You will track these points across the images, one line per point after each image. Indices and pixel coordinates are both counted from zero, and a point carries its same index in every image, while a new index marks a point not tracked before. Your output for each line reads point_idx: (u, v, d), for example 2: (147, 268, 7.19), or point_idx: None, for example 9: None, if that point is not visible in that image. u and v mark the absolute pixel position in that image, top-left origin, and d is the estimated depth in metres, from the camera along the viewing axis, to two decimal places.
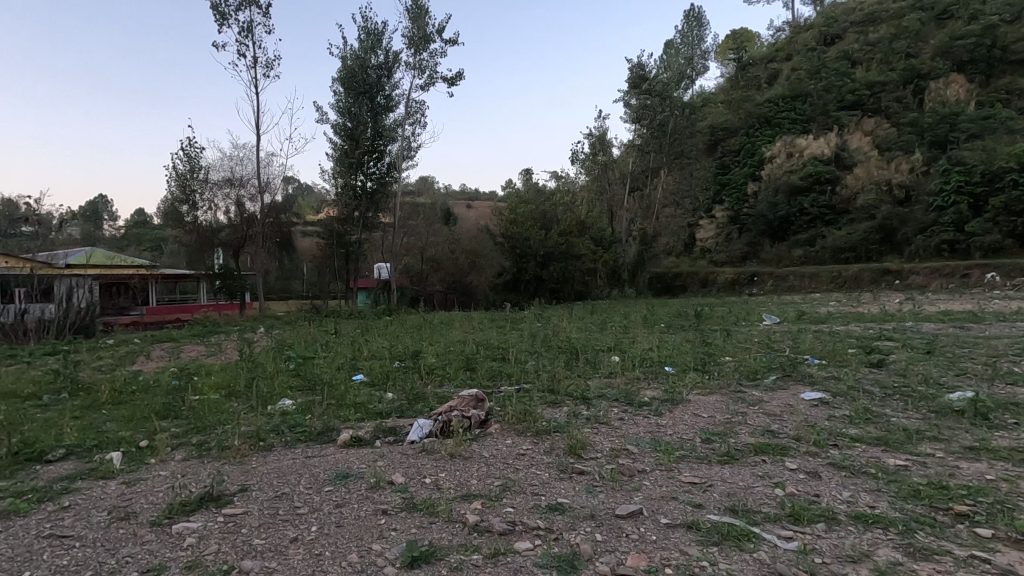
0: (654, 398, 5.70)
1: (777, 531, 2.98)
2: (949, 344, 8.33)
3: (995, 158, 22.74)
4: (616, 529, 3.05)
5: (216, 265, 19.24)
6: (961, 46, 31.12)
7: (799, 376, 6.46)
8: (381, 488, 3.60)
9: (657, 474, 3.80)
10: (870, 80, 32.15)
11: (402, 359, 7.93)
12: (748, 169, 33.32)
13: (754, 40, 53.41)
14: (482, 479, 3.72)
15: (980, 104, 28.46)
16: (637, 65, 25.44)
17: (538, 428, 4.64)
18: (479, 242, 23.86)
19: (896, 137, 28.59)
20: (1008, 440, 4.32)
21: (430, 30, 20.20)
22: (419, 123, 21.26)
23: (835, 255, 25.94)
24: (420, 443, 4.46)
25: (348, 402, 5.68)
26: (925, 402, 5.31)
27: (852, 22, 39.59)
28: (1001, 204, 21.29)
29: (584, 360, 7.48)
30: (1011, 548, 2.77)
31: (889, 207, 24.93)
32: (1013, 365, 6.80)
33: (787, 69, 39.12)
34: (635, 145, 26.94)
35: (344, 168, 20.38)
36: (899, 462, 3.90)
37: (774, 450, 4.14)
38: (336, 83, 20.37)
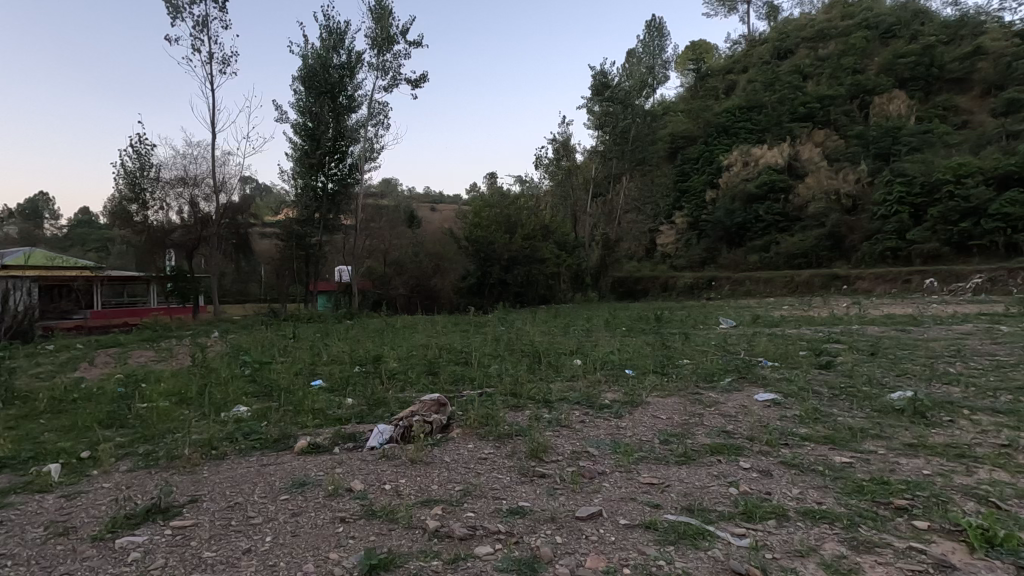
0: (614, 400, 5.80)
1: (731, 529, 3.06)
2: (891, 346, 8.79)
3: (934, 170, 24.09)
4: (576, 531, 3.08)
5: (168, 267, 18.51)
6: (903, 64, 32.89)
7: (753, 378, 6.70)
8: (339, 496, 3.53)
9: (617, 475, 3.86)
10: (820, 94, 33.58)
11: (364, 364, 7.82)
12: (706, 177, 34.26)
13: (712, 52, 55.08)
14: (442, 485, 3.70)
15: (919, 119, 30.11)
16: (600, 73, 25.91)
17: (500, 431, 4.65)
18: (443, 245, 23.76)
19: (844, 148, 29.95)
20: (944, 437, 4.58)
21: (394, 31, 20.01)
22: (382, 125, 21.01)
23: (788, 261, 26.98)
24: (380, 449, 4.41)
25: (306, 408, 5.56)
26: (869, 403, 5.57)
27: (803, 37, 41.32)
28: (939, 214, 22.58)
29: (547, 363, 7.54)
30: (945, 539, 2.93)
31: (838, 215, 26.08)
32: (949, 366, 7.22)
33: (743, 80, 40.47)
34: (598, 151, 27.33)
35: (304, 168, 19.97)
36: (844, 460, 4.08)
37: (728, 450, 4.26)
38: (297, 81, 19.91)
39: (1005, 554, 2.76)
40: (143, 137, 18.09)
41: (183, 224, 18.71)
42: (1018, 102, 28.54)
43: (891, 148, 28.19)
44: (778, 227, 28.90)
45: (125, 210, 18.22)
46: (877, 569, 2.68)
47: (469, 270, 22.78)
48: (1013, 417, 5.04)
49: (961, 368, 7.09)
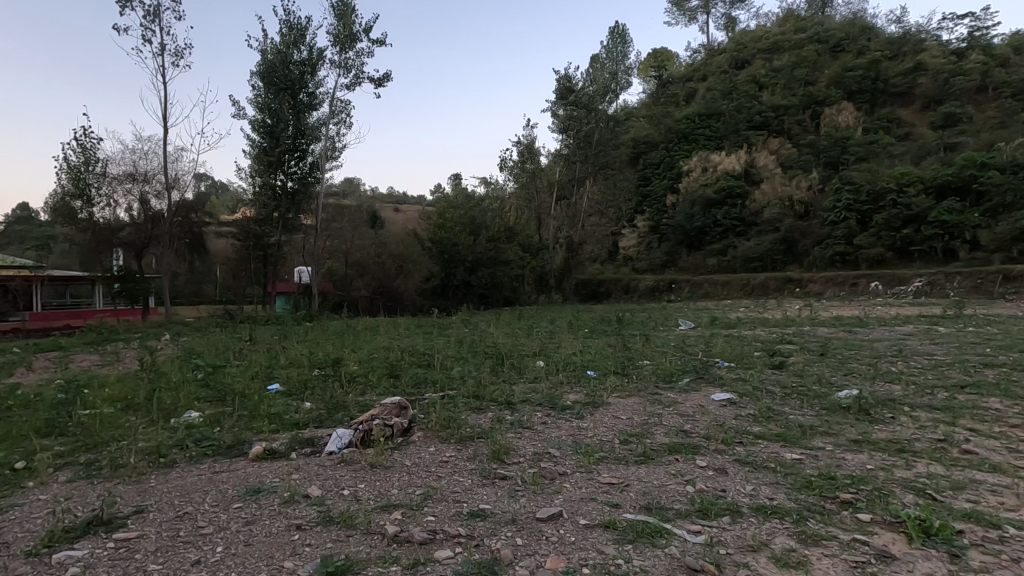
0: (576, 402, 5.85)
1: (686, 526, 3.14)
2: (839, 346, 9.18)
3: (879, 179, 25.29)
4: (537, 532, 3.10)
5: (115, 266, 17.70)
6: (851, 77, 34.48)
7: (710, 378, 6.87)
8: (295, 502, 3.44)
9: (578, 475, 3.89)
10: (775, 104, 34.84)
11: (323, 367, 7.65)
12: (667, 182, 35.04)
13: (673, 59, 56.41)
14: (403, 489, 3.65)
15: (866, 130, 31.59)
16: (564, 77, 26.21)
17: (462, 434, 4.63)
18: (407, 246, 23.54)
19: (797, 156, 31.16)
20: (886, 433, 4.81)
21: (357, 28, 19.68)
22: (344, 123, 20.66)
23: (744, 265, 27.85)
24: (339, 453, 4.32)
25: (262, 413, 5.40)
26: (818, 401, 5.80)
27: (759, 49, 42.85)
28: (884, 221, 23.71)
29: (510, 365, 7.54)
30: (886, 530, 3.08)
31: (791, 221, 27.11)
32: (890, 365, 7.61)
33: (702, 89, 41.61)
34: (562, 155, 27.57)
35: (263, 167, 19.46)
36: (795, 456, 4.23)
37: (685, 448, 4.36)
38: (255, 77, 19.39)
39: (939, 543, 2.92)
40: (88, 130, 17.21)
41: (132, 222, 17.93)
42: (954, 116, 30.31)
43: (840, 157, 29.47)
44: (735, 232, 29.80)
45: (69, 207, 17.32)
46: (824, 562, 2.78)
47: (433, 272, 22.61)
48: (948, 414, 5.34)
49: (901, 366, 7.49)
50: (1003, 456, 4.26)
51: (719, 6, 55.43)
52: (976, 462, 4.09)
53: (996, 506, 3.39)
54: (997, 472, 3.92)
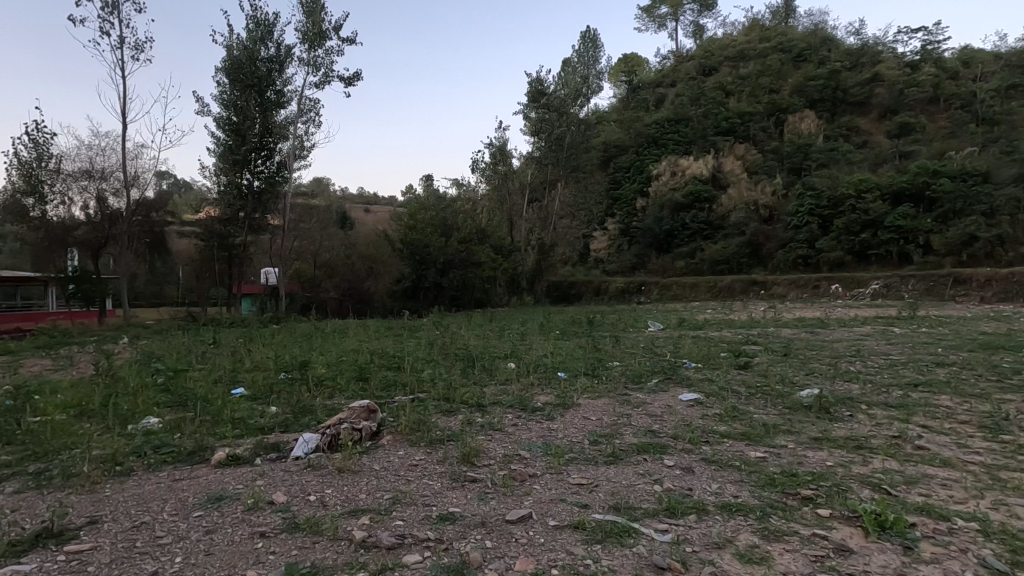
0: (547, 403, 5.88)
1: (655, 525, 3.18)
2: (801, 347, 9.45)
3: (839, 185, 26.18)
4: (506, 534, 3.09)
5: (70, 267, 17.02)
6: (812, 86, 35.65)
7: (678, 379, 6.98)
8: (259, 509, 3.36)
9: (547, 477, 3.90)
10: (740, 110, 35.73)
11: (290, 370, 7.50)
12: (637, 186, 35.54)
13: (644, 65, 57.22)
14: (371, 494, 3.60)
15: (827, 138, 32.68)
16: (536, 80, 26.35)
17: (432, 437, 4.59)
18: (377, 248, 23.29)
19: (761, 162, 32.01)
20: (845, 431, 4.97)
21: (326, 26, 19.39)
22: (313, 122, 20.31)
23: (711, 267, 28.48)
24: (305, 458, 4.24)
25: (225, 418, 5.25)
26: (782, 400, 5.96)
27: (726, 57, 43.90)
28: (844, 226, 24.59)
29: (480, 368, 7.53)
30: (844, 525, 3.18)
31: (756, 225, 27.86)
32: (849, 365, 7.88)
33: (671, 94, 42.36)
34: (534, 157, 27.63)
35: (228, 165, 19.02)
36: (758, 454, 4.34)
37: (653, 448, 4.43)
38: (220, 73, 18.89)
39: (894, 536, 3.03)
40: (41, 124, 16.44)
41: (88, 220, 17.25)
42: (909, 126, 31.64)
43: (802, 163, 30.43)
44: (703, 235, 30.43)
45: (19, 205, 16.53)
46: (785, 556, 2.86)
47: (404, 273, 22.40)
48: (903, 411, 5.56)
49: (859, 366, 7.76)
50: (953, 451, 4.45)
51: (687, 14, 56.56)
52: (928, 457, 4.27)
53: (945, 498, 3.54)
54: (947, 466, 4.10)
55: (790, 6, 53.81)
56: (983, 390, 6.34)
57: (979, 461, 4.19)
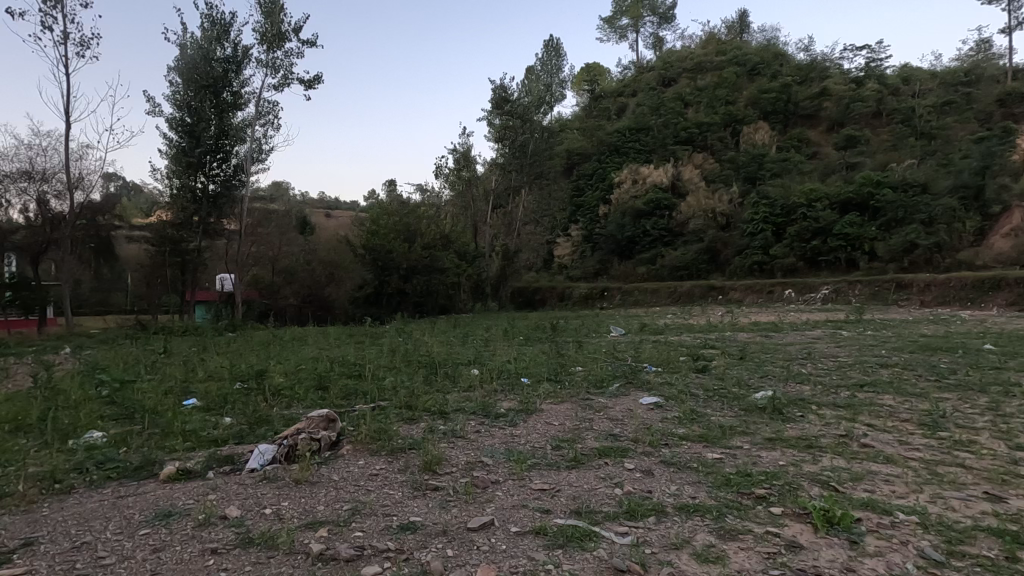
0: (510, 409, 5.88)
1: (614, 528, 3.22)
2: (755, 350, 9.76)
3: (792, 194, 27.26)
4: (467, 542, 3.07)
5: (7, 273, 16.05)
6: (766, 99, 37.04)
7: (639, 383, 7.10)
8: (211, 525, 3.23)
9: (509, 483, 3.90)
10: (698, 120, 36.78)
11: (246, 379, 7.27)
12: (600, 193, 36.13)
13: (605, 74, 58.31)
14: (329, 505, 3.52)
15: (780, 149, 33.96)
16: (500, 87, 26.41)
17: (393, 446, 4.53)
18: (338, 254, 22.88)
19: (718, 171, 33.02)
20: (797, 431, 5.16)
21: (285, 28, 19.02)
22: (272, 125, 19.83)
23: (671, 273, 29.17)
24: (261, 470, 4.11)
25: (175, 430, 5.04)
26: (737, 402, 6.15)
27: (684, 68, 45.20)
28: (797, 233, 25.59)
29: (443, 374, 7.48)
30: (795, 522, 3.29)
31: (714, 232, 28.74)
32: (801, 367, 8.20)
33: (632, 104, 43.25)
34: (498, 164, 27.67)
35: (181, 168, 18.42)
36: (715, 456, 4.46)
37: (615, 452, 4.48)
38: (173, 72, 18.28)
39: (841, 531, 3.16)
40: None
41: (27, 224, 16.30)
42: (855, 138, 33.18)
43: (757, 173, 31.54)
44: (663, 242, 31.12)
45: None
46: (740, 555, 2.94)
47: (366, 280, 22.09)
48: (850, 410, 5.81)
49: (810, 368, 8.08)
50: (896, 448, 4.68)
51: (648, 26, 57.91)
52: (873, 455, 4.48)
53: (888, 494, 3.72)
54: (890, 462, 4.31)
55: (745, 21, 55.82)
56: (922, 389, 6.69)
57: (919, 458, 4.42)
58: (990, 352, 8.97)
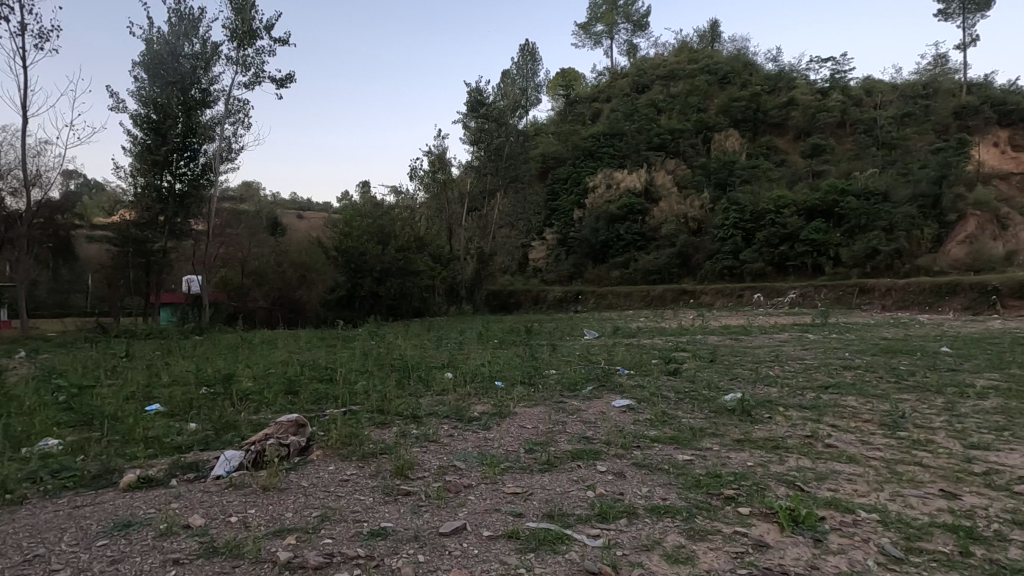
0: (483, 412, 5.86)
1: (586, 531, 3.24)
2: (725, 353, 9.95)
3: (761, 200, 27.94)
4: (439, 547, 3.04)
5: None
6: (736, 107, 37.91)
7: (611, 386, 7.15)
8: (172, 535, 3.13)
9: (482, 487, 3.89)
10: (671, 127, 37.41)
11: (212, 383, 7.08)
12: (574, 197, 36.48)
13: (581, 79, 58.87)
14: (298, 512, 3.45)
15: (749, 156, 34.76)
16: (475, 90, 26.35)
17: (364, 450, 4.46)
18: (310, 256, 22.50)
19: (690, 177, 33.64)
20: (764, 432, 5.28)
21: (257, 25, 18.66)
22: (241, 123, 19.44)
23: (644, 277, 29.57)
24: (227, 477, 4.00)
25: (136, 437, 4.88)
26: (708, 404, 6.26)
27: (657, 76, 45.97)
28: (766, 238, 26.22)
29: (417, 378, 7.41)
30: (762, 522, 3.36)
31: (686, 237, 29.27)
32: (768, 370, 8.38)
33: (607, 109, 43.79)
34: (473, 166, 27.61)
35: (146, 166, 17.91)
36: (686, 457, 4.51)
37: (587, 454, 4.51)
38: (138, 67, 17.76)
39: (806, 530, 3.23)
40: None
41: None
42: (820, 147, 34.17)
43: (727, 179, 32.23)
44: (636, 246, 31.52)
45: None
46: (709, 555, 2.98)
47: (339, 282, 21.80)
48: (815, 412, 5.96)
49: (777, 371, 8.28)
50: (858, 448, 4.82)
51: (622, 33, 58.70)
52: (835, 454, 4.61)
53: (851, 493, 3.82)
54: (852, 462, 4.44)
55: (716, 31, 57.01)
56: (883, 391, 6.93)
57: (880, 456, 4.56)
58: (947, 355, 9.33)
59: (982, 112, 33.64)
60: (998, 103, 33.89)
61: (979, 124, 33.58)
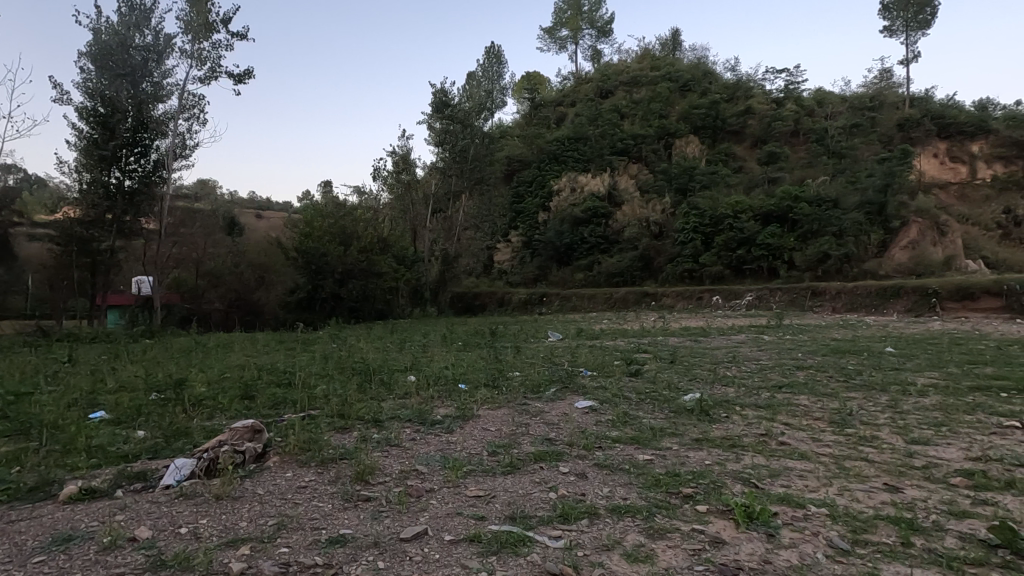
0: (446, 415, 5.82)
1: (548, 532, 3.25)
2: (685, 355, 10.19)
3: (719, 205, 28.75)
4: (399, 553, 3.00)
5: None
6: (696, 114, 38.92)
7: (574, 388, 7.20)
8: (117, 548, 2.98)
9: (444, 491, 3.86)
10: (634, 133, 38.10)
11: (162, 389, 6.79)
12: (539, 200, 36.68)
13: (546, 83, 59.31)
14: (253, 521, 3.34)
15: (709, 162, 35.72)
16: (440, 90, 26.13)
17: (324, 456, 4.36)
18: (269, 257, 22.44)
19: (652, 182, 34.35)
20: (722, 430, 5.43)
21: (213, 18, 18.08)
22: (196, 119, 18.78)
23: (607, 280, 30.03)
24: (177, 487, 3.84)
25: (78, 446, 4.63)
26: (668, 404, 6.39)
27: (621, 82, 46.74)
28: (724, 243, 27.02)
29: (378, 381, 7.29)
30: (718, 519, 3.45)
31: (648, 240, 29.88)
32: (726, 370, 8.63)
33: (571, 113, 44.23)
34: (438, 168, 27.37)
35: (92, 161, 17.11)
36: (646, 457, 4.60)
37: (550, 456, 4.53)
38: (84, 57, 16.95)
39: (760, 525, 3.33)
40: None
41: None
42: (775, 155, 35.46)
43: (688, 184, 33.05)
44: (600, 249, 31.97)
45: None
46: (668, 552, 3.04)
47: (299, 284, 21.29)
48: (770, 411, 6.16)
49: (734, 371, 8.51)
50: (808, 445, 5.01)
51: (586, 38, 59.40)
52: (788, 451, 4.77)
53: (802, 488, 3.97)
54: (803, 458, 4.60)
55: (677, 39, 58.34)
56: (833, 390, 7.21)
57: (829, 453, 4.74)
58: (891, 355, 9.81)
59: (923, 125, 35.56)
60: (938, 116, 35.88)
61: (920, 136, 35.50)
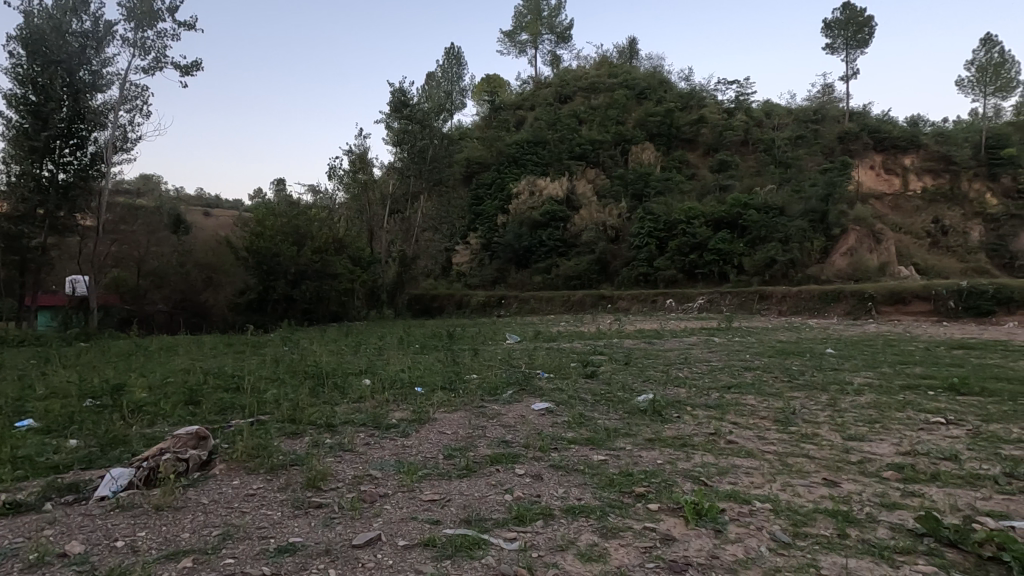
0: (402, 419, 5.74)
1: (503, 535, 3.26)
2: (639, 356, 10.40)
3: (673, 211, 29.54)
4: (352, 560, 2.94)
5: None
6: (651, 122, 39.90)
7: (531, 390, 7.23)
8: (44, 566, 2.80)
9: (399, 496, 3.81)
10: (592, 138, 38.67)
11: (98, 396, 6.41)
12: (498, 203, 36.68)
13: (505, 85, 59.53)
14: (196, 532, 3.20)
15: (663, 169, 36.68)
16: (399, 90, 25.78)
17: (273, 463, 4.22)
18: (218, 256, 21.52)
19: (609, 187, 34.97)
20: (674, 431, 5.56)
21: (158, 6, 17.28)
22: (139, 111, 17.89)
23: (565, 283, 30.39)
24: (113, 498, 3.64)
25: (1, 458, 4.33)
26: (622, 405, 6.52)
27: (579, 88, 47.40)
28: (677, 247, 27.77)
29: (332, 386, 7.12)
30: (669, 517, 3.54)
31: (604, 244, 30.41)
32: (678, 371, 8.85)
33: (531, 117, 44.57)
34: (396, 168, 26.93)
35: (23, 152, 16.07)
36: (600, 457, 4.68)
37: (505, 458, 4.53)
38: (14, 41, 15.92)
39: (708, 522, 3.44)
40: None
41: None
42: (726, 163, 36.74)
43: (643, 190, 33.79)
44: (558, 252, 32.26)
45: None
46: (620, 551, 3.10)
47: (249, 285, 20.57)
48: (719, 411, 6.37)
49: (686, 372, 8.75)
50: (755, 443, 5.19)
51: (546, 43, 59.97)
52: (736, 450, 4.93)
53: (748, 485, 4.12)
54: (750, 456, 4.77)
55: (634, 48, 59.61)
56: (778, 390, 7.51)
57: (773, 450, 4.95)
58: (831, 356, 10.33)
59: (861, 138, 37.56)
60: (875, 130, 37.99)
61: (859, 149, 37.46)
